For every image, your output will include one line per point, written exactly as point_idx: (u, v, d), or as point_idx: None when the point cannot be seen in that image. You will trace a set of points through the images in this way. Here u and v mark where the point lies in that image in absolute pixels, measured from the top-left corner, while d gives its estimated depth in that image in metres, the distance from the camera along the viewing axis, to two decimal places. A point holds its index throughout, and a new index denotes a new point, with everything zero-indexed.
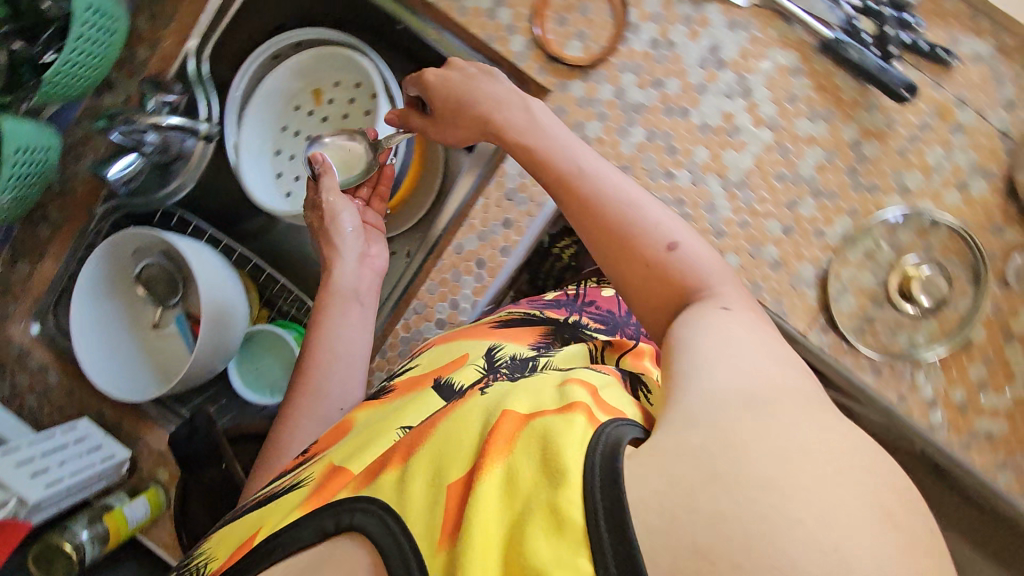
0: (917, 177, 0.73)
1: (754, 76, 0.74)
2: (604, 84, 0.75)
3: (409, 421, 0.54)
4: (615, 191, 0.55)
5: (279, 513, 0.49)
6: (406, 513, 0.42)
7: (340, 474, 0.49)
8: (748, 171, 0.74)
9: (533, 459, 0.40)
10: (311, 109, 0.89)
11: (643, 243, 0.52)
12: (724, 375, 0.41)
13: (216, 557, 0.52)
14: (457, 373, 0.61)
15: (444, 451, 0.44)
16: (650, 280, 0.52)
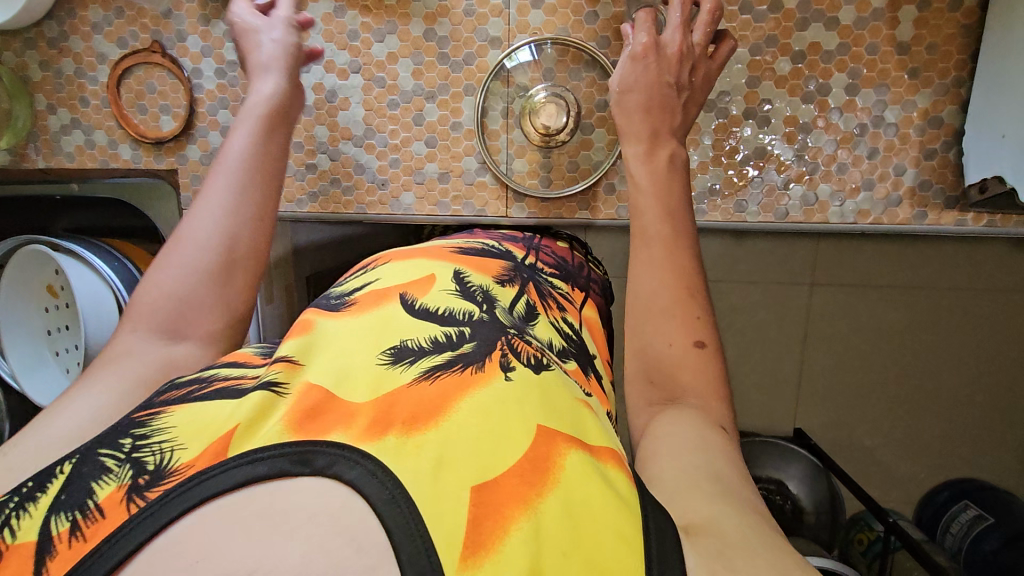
0: (497, 23, 0.72)
1: (312, 39, 0.75)
2: (211, 132, 0.79)
3: (391, 341, 0.39)
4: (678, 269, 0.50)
5: (251, 428, 0.32)
6: (424, 505, 0.28)
7: (316, 397, 0.34)
8: (366, 118, 0.76)
9: (593, 502, 0.30)
10: (53, 305, 0.91)
11: (676, 326, 0.47)
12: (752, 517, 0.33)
13: (187, 442, 0.31)
14: (427, 296, 0.45)
15: (467, 434, 0.32)
16: (666, 361, 0.46)
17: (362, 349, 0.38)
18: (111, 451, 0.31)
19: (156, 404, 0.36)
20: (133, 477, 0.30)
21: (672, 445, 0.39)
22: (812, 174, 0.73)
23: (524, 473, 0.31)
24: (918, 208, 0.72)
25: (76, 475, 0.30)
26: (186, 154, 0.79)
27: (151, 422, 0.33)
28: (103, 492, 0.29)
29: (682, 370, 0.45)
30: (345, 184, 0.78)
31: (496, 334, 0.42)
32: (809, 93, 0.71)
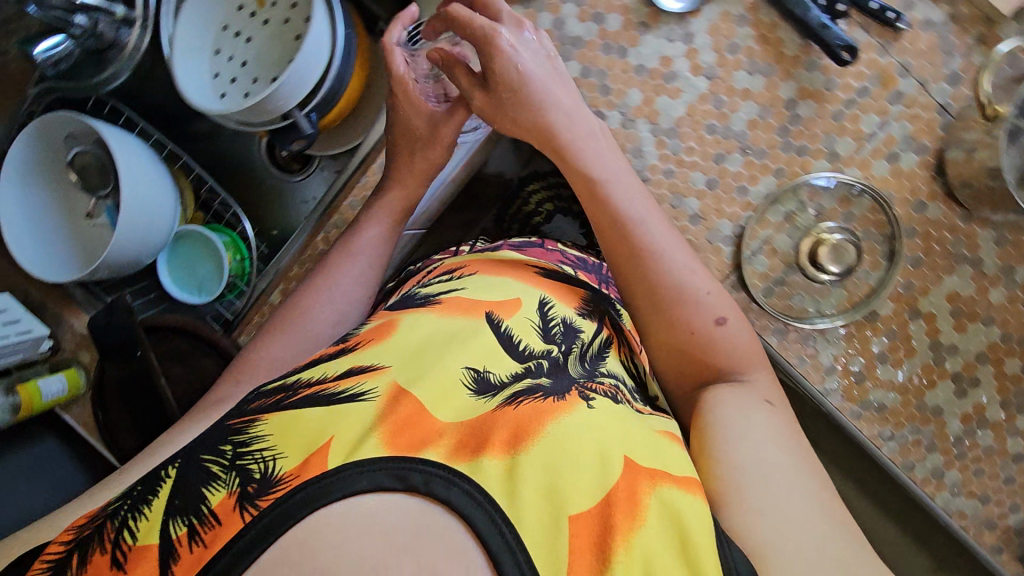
0: (848, 144, 0.71)
1: (698, 20, 0.71)
2: (545, 13, 0.73)
3: (470, 363, 0.54)
4: (675, 271, 0.62)
5: (351, 424, 0.46)
6: (519, 522, 0.42)
7: (410, 405, 0.48)
8: (679, 119, 0.73)
9: (673, 527, 0.43)
10: (254, 11, 0.86)
11: (692, 316, 0.60)
12: (769, 451, 0.49)
13: (287, 454, 0.44)
14: (512, 320, 0.60)
15: (561, 473, 0.46)
16: (705, 343, 0.60)
17: (452, 380, 0.52)
18: (216, 461, 0.45)
19: (247, 413, 0.49)
20: (238, 484, 0.43)
21: (736, 421, 0.52)
22: (955, 457, 0.76)
23: (623, 509, 0.44)
24: (1000, 542, 0.76)
25: (192, 483, 0.44)
26: (508, 11, 0.73)
27: (248, 429, 0.47)
28: (214, 498, 0.42)
29: (715, 346, 0.59)
30: None
31: (566, 375, 0.56)
32: (1010, 401, 0.74)
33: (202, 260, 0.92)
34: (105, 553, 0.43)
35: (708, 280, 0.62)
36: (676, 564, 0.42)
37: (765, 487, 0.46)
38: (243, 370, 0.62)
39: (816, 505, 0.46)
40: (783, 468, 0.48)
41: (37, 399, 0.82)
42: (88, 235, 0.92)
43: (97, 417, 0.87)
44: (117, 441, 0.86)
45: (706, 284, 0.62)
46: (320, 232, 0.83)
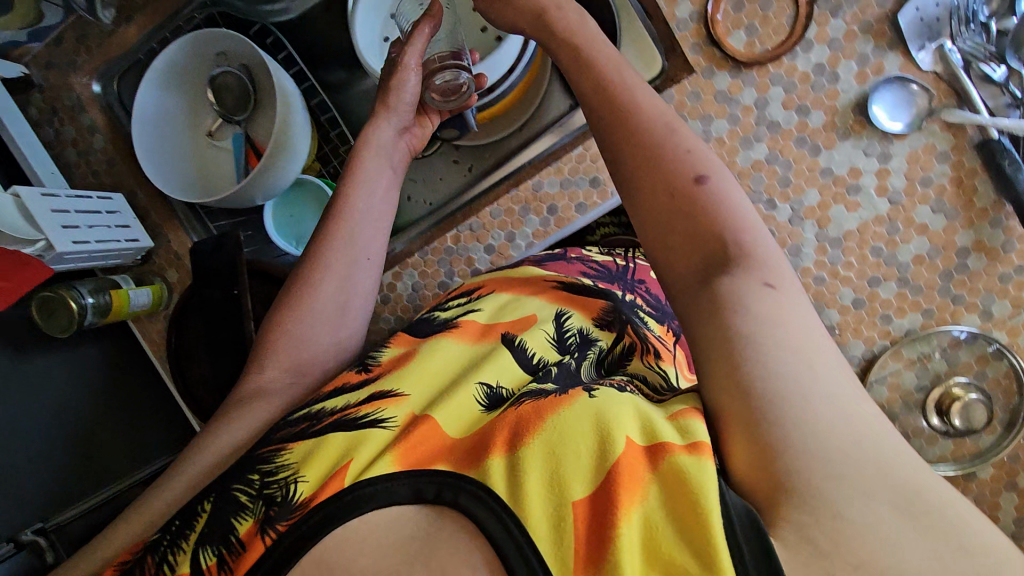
0: (1004, 306, 0.71)
1: (900, 144, 0.70)
2: (751, 89, 0.72)
3: (487, 378, 0.53)
4: (669, 134, 0.48)
5: (369, 449, 0.45)
6: (522, 511, 0.39)
7: (429, 425, 0.47)
8: (848, 232, 0.72)
9: (682, 506, 0.36)
10: None
11: (669, 173, 0.46)
12: (795, 366, 0.36)
13: (307, 478, 0.44)
14: (527, 335, 0.59)
15: (565, 462, 0.41)
16: (687, 207, 0.45)
17: (466, 395, 0.51)
18: (245, 490, 0.46)
19: (273, 440, 0.49)
20: (260, 513, 0.44)
21: (762, 310, 0.39)
22: None
23: (619, 489, 0.38)
24: None
25: (220, 510, 0.45)
26: (715, 75, 0.72)
27: (275, 459, 0.47)
28: (240, 528, 0.44)
29: (707, 210, 0.45)
30: None
31: (574, 382, 0.53)
32: None
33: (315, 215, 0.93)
34: None
35: (676, 128, 0.49)
36: (684, 552, 0.35)
37: (807, 428, 0.34)
38: (262, 361, 0.62)
39: (873, 430, 0.35)
40: (815, 384, 0.36)
41: (124, 307, 0.79)
42: (203, 154, 0.91)
43: (171, 338, 0.85)
44: (186, 369, 0.85)
45: (690, 137, 0.48)
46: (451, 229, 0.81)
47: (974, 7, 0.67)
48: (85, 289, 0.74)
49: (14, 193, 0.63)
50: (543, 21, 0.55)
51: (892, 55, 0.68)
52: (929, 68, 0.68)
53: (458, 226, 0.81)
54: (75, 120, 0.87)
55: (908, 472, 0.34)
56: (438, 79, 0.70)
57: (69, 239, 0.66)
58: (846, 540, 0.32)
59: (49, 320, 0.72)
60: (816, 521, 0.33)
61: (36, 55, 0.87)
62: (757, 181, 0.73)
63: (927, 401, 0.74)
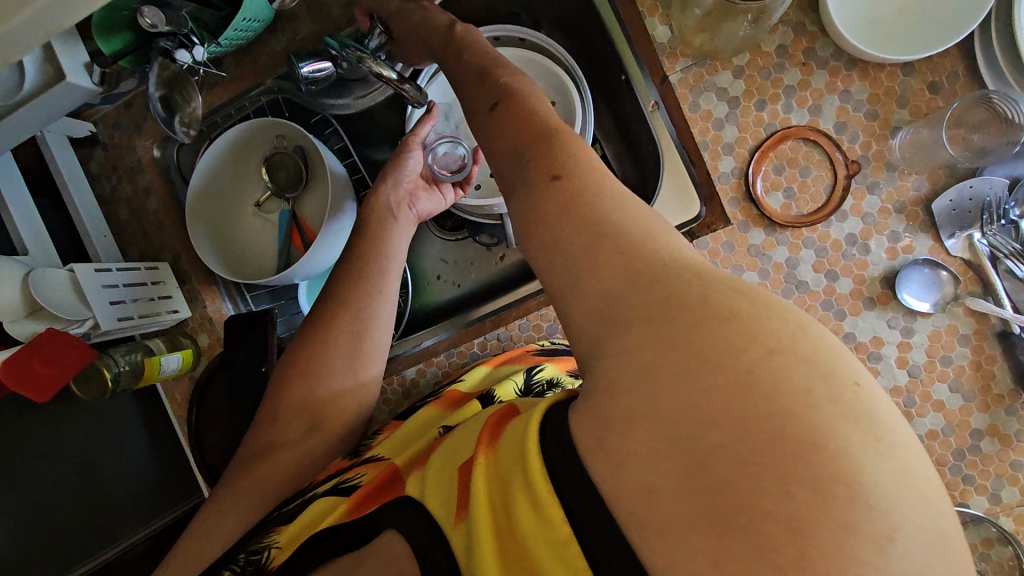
0: (1013, 494, 0.71)
1: (923, 321, 0.71)
2: (784, 246, 0.74)
3: (449, 422, 0.64)
4: (484, 77, 0.55)
5: (328, 507, 0.55)
6: (425, 497, 0.44)
7: (391, 472, 0.55)
8: None
9: (520, 423, 0.38)
10: None
11: (476, 112, 0.53)
12: (604, 252, 0.38)
13: (282, 547, 0.55)
14: (499, 389, 0.71)
15: (458, 447, 0.46)
16: (499, 127, 0.50)
17: (427, 436, 0.61)
18: (231, 568, 0.57)
19: (268, 522, 0.60)
20: None
21: (558, 191, 0.42)
22: None
23: (481, 438, 0.42)
24: None
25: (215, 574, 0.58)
26: (750, 230, 0.74)
27: (263, 539, 0.57)
28: None
29: (513, 116, 0.49)
30: None
31: None
32: None
33: None
34: None
35: (493, 71, 0.54)
36: (512, 457, 0.37)
37: (592, 278, 0.37)
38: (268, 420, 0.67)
39: (648, 248, 0.37)
40: (615, 251, 0.37)
41: (155, 373, 0.82)
42: (250, 220, 0.94)
43: (191, 410, 0.87)
44: (204, 435, 0.87)
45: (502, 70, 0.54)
46: (477, 335, 0.85)
47: (1006, 205, 0.70)
48: (119, 356, 0.78)
49: (69, 270, 0.69)
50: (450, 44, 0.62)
51: (923, 237, 0.71)
52: (957, 254, 0.71)
53: (483, 333, 0.85)
54: (133, 179, 0.91)
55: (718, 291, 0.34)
56: (436, 153, 0.82)
57: (113, 315, 0.73)
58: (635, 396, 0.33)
59: (85, 385, 0.77)
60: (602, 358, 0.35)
61: (104, 115, 0.90)
62: None
63: None
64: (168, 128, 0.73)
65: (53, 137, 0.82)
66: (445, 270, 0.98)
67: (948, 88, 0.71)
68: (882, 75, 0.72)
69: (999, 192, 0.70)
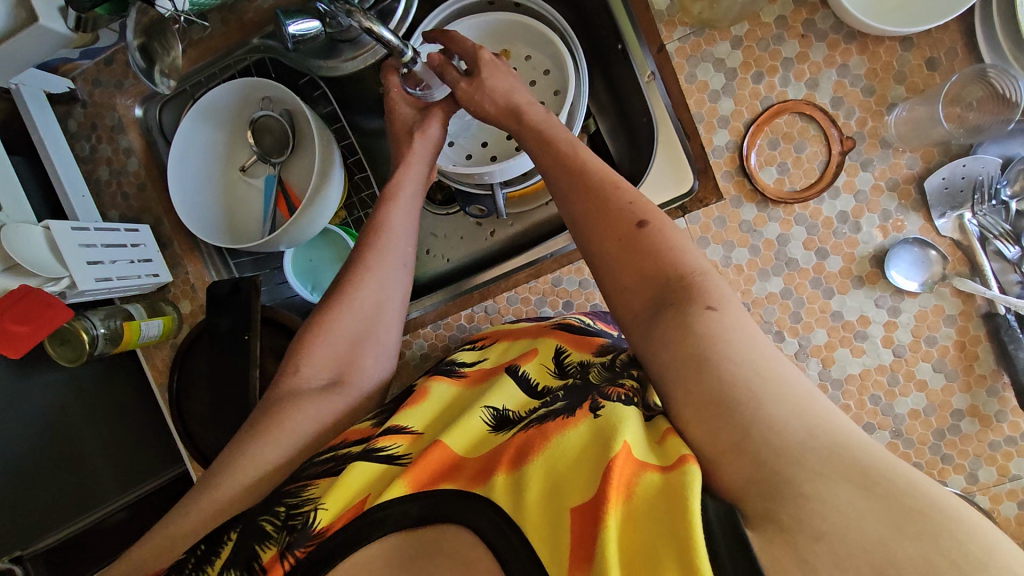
0: (990, 473, 0.72)
1: (910, 301, 0.71)
2: (775, 222, 0.73)
3: (494, 403, 0.57)
4: (615, 190, 0.58)
5: (381, 481, 0.50)
6: (524, 524, 0.43)
7: (435, 450, 0.51)
8: (850, 376, 0.73)
9: (670, 499, 0.38)
10: None
11: (614, 232, 0.56)
12: (785, 414, 0.39)
13: (326, 506, 0.48)
14: (527, 365, 0.64)
15: (564, 478, 0.45)
16: (645, 257, 0.54)
17: (473, 414, 0.56)
18: (271, 519, 0.51)
19: (300, 477, 0.53)
20: (283, 542, 0.49)
21: (711, 338, 0.45)
22: None
23: (607, 483, 0.41)
24: None
25: (247, 538, 0.51)
26: (742, 205, 0.74)
27: (301, 493, 0.51)
28: (267, 553, 0.49)
29: (651, 248, 0.54)
30: None
31: (584, 392, 0.55)
32: None
33: (331, 263, 0.94)
34: None
35: (623, 186, 0.58)
36: (663, 537, 0.37)
37: (769, 431, 0.38)
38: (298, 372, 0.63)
39: (822, 418, 0.39)
40: (789, 407, 0.39)
41: (135, 338, 0.81)
42: (235, 188, 0.91)
43: (173, 375, 0.86)
44: (185, 402, 0.86)
45: (627, 188, 0.58)
46: (467, 308, 0.83)
47: (997, 185, 0.70)
48: (97, 319, 0.77)
49: (45, 226, 0.67)
50: (517, 108, 0.67)
51: (913, 215, 0.71)
52: (947, 234, 0.70)
53: (472, 305, 0.83)
54: (112, 139, 0.88)
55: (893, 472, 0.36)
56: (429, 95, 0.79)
57: (91, 275, 0.71)
58: (808, 517, 0.35)
59: (60, 348, 0.75)
60: (780, 504, 0.36)
61: (84, 71, 0.88)
62: (769, 312, 0.74)
63: None
64: (147, 79, 0.70)
65: (29, 92, 0.79)
66: (435, 244, 0.96)
67: (947, 64, 0.70)
68: (881, 49, 0.71)
69: (991, 172, 0.70)
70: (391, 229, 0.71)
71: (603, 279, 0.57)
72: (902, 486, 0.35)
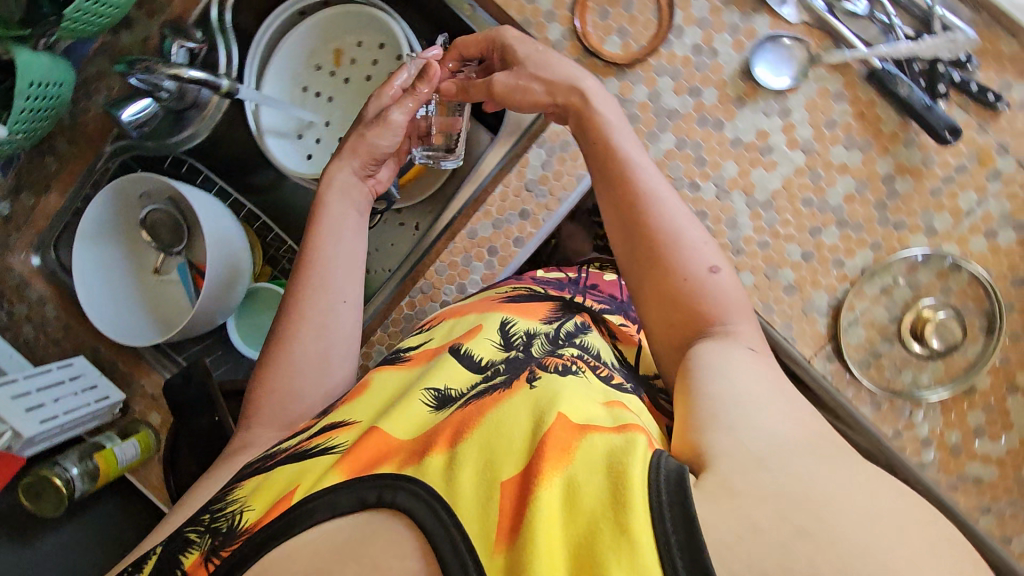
0: (945, 220, 0.71)
1: (795, 96, 0.71)
2: (639, 85, 0.73)
3: (436, 383, 0.55)
4: (676, 227, 0.54)
5: (312, 475, 0.47)
6: (455, 500, 0.41)
7: (372, 435, 0.49)
8: (775, 192, 0.73)
9: (615, 468, 0.38)
10: (333, 69, 0.89)
11: (681, 266, 0.53)
12: (769, 423, 0.41)
13: (252, 508, 0.47)
14: (472, 343, 0.60)
15: (501, 442, 0.44)
16: (699, 295, 0.52)
17: (415, 397, 0.53)
18: (195, 528, 0.48)
19: (230, 484, 0.52)
20: (206, 546, 0.47)
21: (740, 373, 0.45)
22: None
23: (553, 452, 0.41)
24: None
25: (171, 551, 0.48)
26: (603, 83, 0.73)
27: (224, 500, 0.50)
28: (188, 558, 0.46)
29: (711, 296, 0.52)
30: (706, 225, 0.73)
31: (522, 363, 0.55)
32: None
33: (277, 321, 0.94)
34: None
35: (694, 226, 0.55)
36: (597, 498, 0.37)
37: (751, 434, 0.40)
38: (252, 414, 0.61)
39: (796, 428, 0.41)
40: (774, 421, 0.41)
41: (113, 465, 0.80)
42: (157, 290, 0.92)
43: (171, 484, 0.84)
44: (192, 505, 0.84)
45: (694, 230, 0.55)
46: (405, 296, 0.82)
47: None
48: (69, 461, 0.77)
49: None
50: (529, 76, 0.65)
51: (760, 18, 0.71)
52: (796, 20, 0.70)
53: (409, 292, 0.82)
54: (23, 297, 0.89)
55: (833, 461, 0.38)
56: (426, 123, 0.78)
57: (35, 420, 0.72)
58: (746, 478, 0.36)
59: (38, 502, 0.75)
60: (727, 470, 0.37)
61: None
62: (675, 168, 0.74)
63: (902, 329, 0.74)
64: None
65: None
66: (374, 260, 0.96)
67: None
68: None
69: None
70: (334, 258, 0.67)
71: (640, 306, 0.55)
72: (836, 470, 0.37)
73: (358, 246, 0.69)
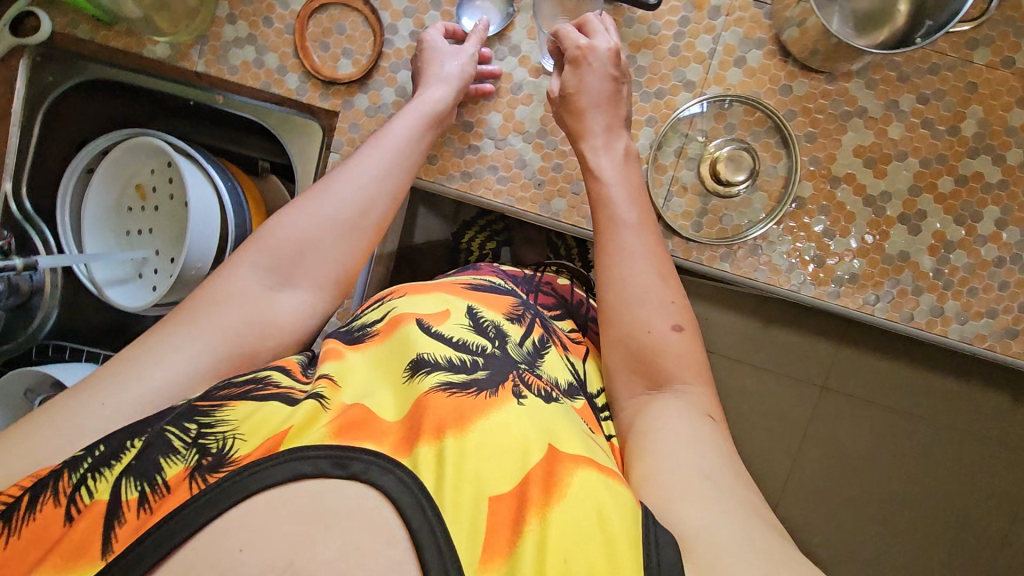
0: (696, 68, 0.75)
1: (515, 32, 0.77)
2: (385, 88, 0.78)
3: (412, 359, 0.50)
4: (646, 287, 0.58)
5: (307, 424, 0.42)
6: (447, 510, 0.39)
7: (355, 410, 0.44)
8: (543, 119, 0.76)
9: (607, 522, 0.38)
10: (141, 205, 0.89)
11: (648, 317, 0.57)
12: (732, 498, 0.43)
13: (247, 437, 0.41)
14: (443, 325, 0.55)
15: (489, 461, 0.42)
16: (656, 346, 0.55)
17: (392, 373, 0.50)
18: (177, 434, 0.41)
19: (215, 394, 0.45)
20: (196, 459, 0.40)
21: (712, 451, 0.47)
22: (944, 289, 0.75)
23: (542, 489, 0.41)
24: None
25: (150, 448, 0.40)
26: (353, 101, 0.78)
27: (214, 413, 0.43)
28: (170, 470, 0.39)
29: (671, 356, 0.55)
30: (501, 175, 0.77)
31: (504, 364, 0.52)
32: (962, 216, 0.74)
33: None
34: (58, 507, 0.38)
35: (668, 286, 0.59)
36: (593, 555, 0.37)
37: (713, 506, 0.41)
38: (247, 251, 0.56)
39: (750, 507, 0.43)
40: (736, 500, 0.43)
41: None
42: None
43: None
44: None
45: (665, 291, 0.58)
46: None
47: None
48: None
49: None
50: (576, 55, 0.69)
51: None
52: None
53: None
54: None
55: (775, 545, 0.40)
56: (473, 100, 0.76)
57: None
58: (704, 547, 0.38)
59: None
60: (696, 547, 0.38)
61: None
62: (450, 141, 0.78)
63: (706, 181, 0.77)
64: None
65: None
66: None
67: None
68: None
69: None
70: (391, 152, 0.65)
71: (608, 338, 0.59)
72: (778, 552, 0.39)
73: (412, 165, 0.67)
